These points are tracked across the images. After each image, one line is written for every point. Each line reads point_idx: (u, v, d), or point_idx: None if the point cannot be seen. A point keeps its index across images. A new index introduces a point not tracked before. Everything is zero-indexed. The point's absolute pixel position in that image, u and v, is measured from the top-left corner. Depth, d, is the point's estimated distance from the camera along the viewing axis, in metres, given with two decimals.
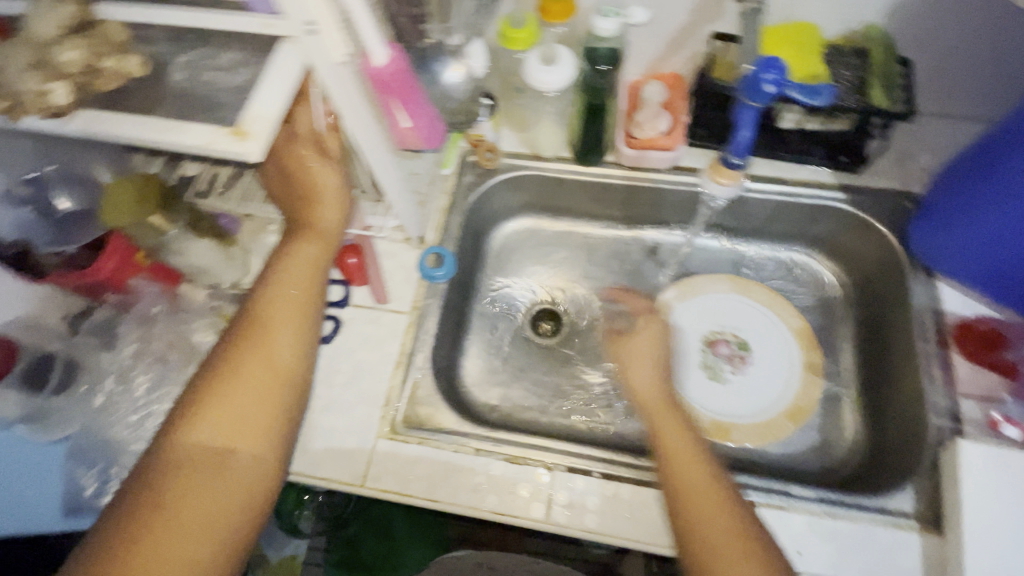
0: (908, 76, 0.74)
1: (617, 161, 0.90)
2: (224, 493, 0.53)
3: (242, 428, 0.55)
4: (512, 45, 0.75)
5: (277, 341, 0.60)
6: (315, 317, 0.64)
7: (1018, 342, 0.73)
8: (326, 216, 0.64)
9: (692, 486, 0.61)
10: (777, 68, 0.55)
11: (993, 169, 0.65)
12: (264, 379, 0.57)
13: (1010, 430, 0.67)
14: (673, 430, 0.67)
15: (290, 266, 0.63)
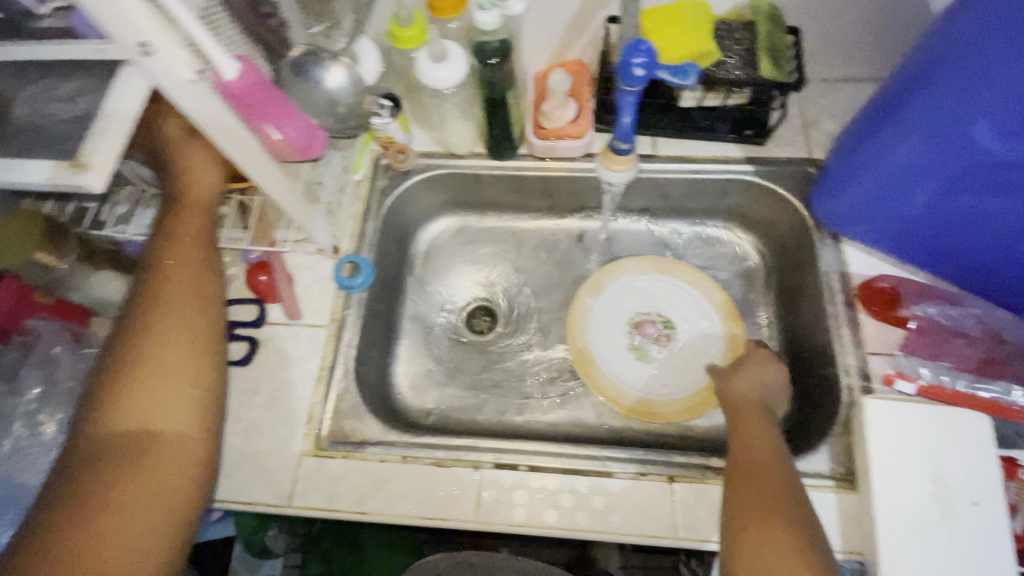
0: (799, 52, 0.75)
1: (530, 153, 0.90)
2: (166, 478, 0.57)
3: (171, 413, 0.59)
4: (402, 44, 0.74)
5: (184, 309, 0.63)
6: (217, 280, 0.68)
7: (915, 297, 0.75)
8: (203, 180, 0.69)
9: (756, 475, 0.61)
10: (643, 51, 0.55)
11: (879, 132, 0.65)
12: (181, 350, 0.61)
13: (902, 385, 0.69)
14: (753, 429, 0.67)
15: (181, 236, 0.67)
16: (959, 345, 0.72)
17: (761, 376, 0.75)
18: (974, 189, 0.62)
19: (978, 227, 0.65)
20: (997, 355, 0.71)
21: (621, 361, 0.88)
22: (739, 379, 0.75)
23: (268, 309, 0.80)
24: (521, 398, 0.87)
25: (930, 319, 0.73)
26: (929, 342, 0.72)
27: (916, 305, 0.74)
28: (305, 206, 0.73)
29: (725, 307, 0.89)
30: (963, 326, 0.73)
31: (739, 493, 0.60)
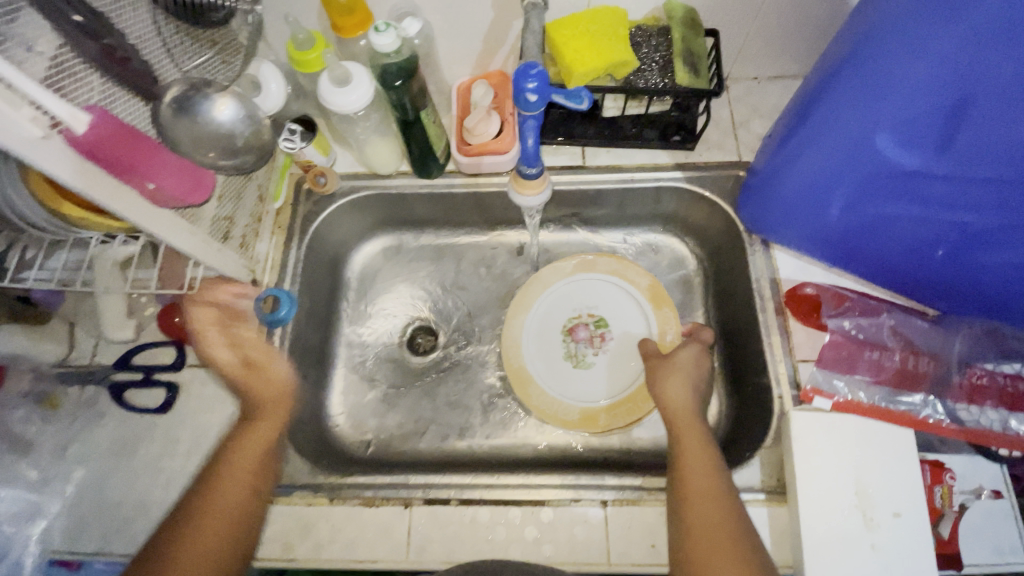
0: (718, 57, 0.75)
1: (458, 169, 0.87)
2: (219, 544, 0.57)
3: (218, 534, 0.57)
4: (307, 68, 0.70)
5: (240, 475, 0.62)
6: (272, 468, 0.66)
7: (844, 307, 0.73)
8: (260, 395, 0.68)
9: (699, 490, 0.59)
10: (535, 75, 0.53)
11: (789, 140, 0.63)
12: (232, 513, 0.59)
13: (820, 401, 0.67)
14: (693, 439, 0.64)
15: (240, 452, 0.64)
16: (872, 357, 0.69)
17: (684, 371, 0.72)
18: (881, 198, 0.60)
19: (890, 235, 0.64)
20: (912, 368, 0.68)
21: (561, 371, 0.86)
22: (667, 381, 0.71)
23: (187, 350, 0.77)
24: (461, 422, 0.84)
25: (842, 333, 0.71)
26: (843, 354, 0.70)
27: (830, 318, 0.72)
28: (213, 245, 0.70)
29: (652, 292, 0.87)
30: (878, 339, 0.71)
31: (690, 512, 0.57)
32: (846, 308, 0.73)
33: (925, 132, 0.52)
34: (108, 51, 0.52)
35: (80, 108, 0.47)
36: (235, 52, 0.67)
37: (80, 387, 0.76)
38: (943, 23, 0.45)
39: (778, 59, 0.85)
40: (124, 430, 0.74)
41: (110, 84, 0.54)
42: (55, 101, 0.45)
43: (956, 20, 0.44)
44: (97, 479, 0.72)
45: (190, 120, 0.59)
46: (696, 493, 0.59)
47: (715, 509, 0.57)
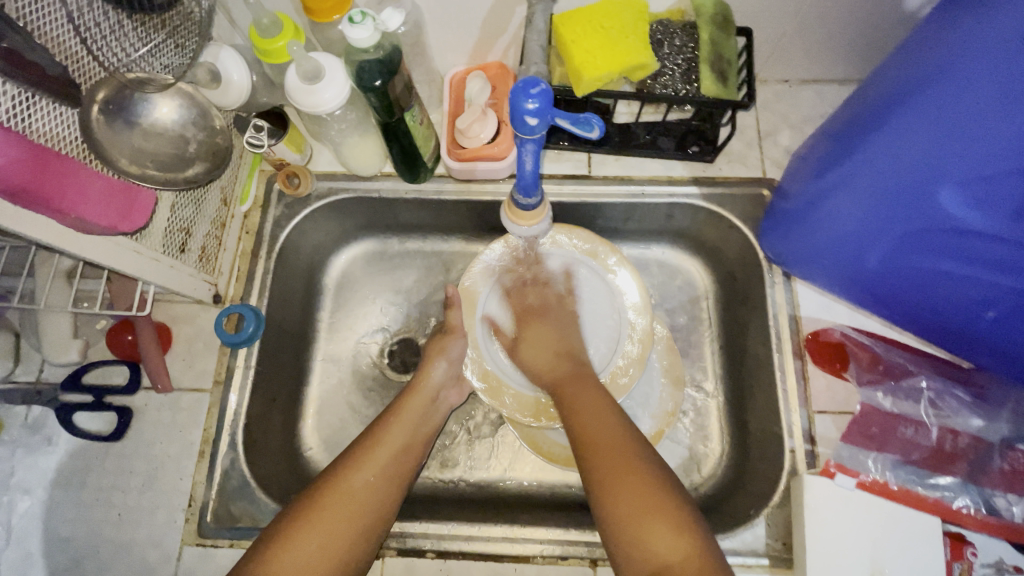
0: (750, 63, 0.65)
1: (449, 174, 0.77)
2: (378, 488, 0.60)
3: (380, 478, 0.61)
4: (271, 60, 0.60)
5: (397, 432, 0.65)
6: (427, 432, 0.68)
7: (867, 364, 0.66)
8: (432, 376, 0.71)
9: (593, 431, 0.60)
10: (537, 93, 0.44)
11: (827, 173, 0.55)
12: (392, 461, 0.63)
13: (843, 479, 0.59)
14: (579, 389, 0.66)
15: (405, 413, 0.67)
16: (906, 435, 0.62)
17: (545, 332, 0.74)
18: (929, 253, 0.53)
19: (933, 290, 0.57)
20: (949, 448, 0.61)
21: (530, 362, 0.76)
22: (524, 342, 0.74)
23: (143, 371, 0.70)
24: (444, 451, 0.76)
25: (874, 407, 0.64)
26: (873, 432, 0.63)
27: (861, 384, 0.65)
28: (163, 262, 0.61)
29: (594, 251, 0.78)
30: (911, 410, 0.64)
31: (592, 444, 0.59)
32: (869, 365, 0.66)
33: (998, 193, 0.44)
34: (10, 54, 0.42)
35: None
36: (191, 31, 0.54)
37: (26, 407, 0.68)
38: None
39: (813, 60, 0.74)
40: (73, 458, 0.67)
41: (24, 90, 0.44)
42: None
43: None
44: (43, 512, 0.65)
45: (127, 124, 0.53)
46: (592, 439, 0.60)
47: (613, 445, 0.58)
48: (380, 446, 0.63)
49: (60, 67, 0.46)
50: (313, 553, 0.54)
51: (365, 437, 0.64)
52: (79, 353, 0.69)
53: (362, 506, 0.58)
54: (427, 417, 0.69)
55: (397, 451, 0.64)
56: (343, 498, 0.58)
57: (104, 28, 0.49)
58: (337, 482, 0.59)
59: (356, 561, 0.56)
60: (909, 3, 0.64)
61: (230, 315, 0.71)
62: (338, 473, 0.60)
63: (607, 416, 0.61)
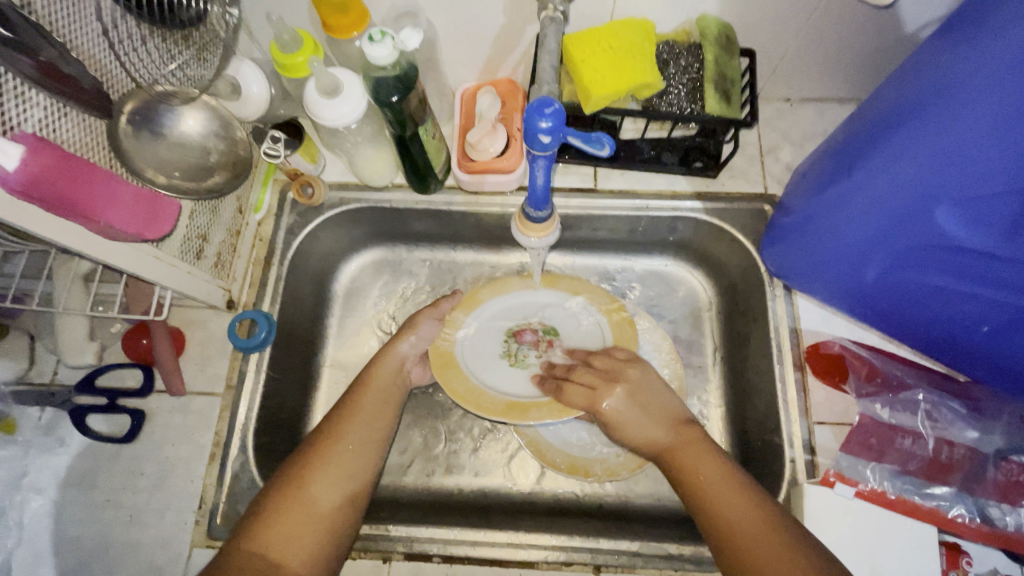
0: (752, 83, 0.68)
1: (458, 185, 0.79)
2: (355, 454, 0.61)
3: (357, 445, 0.62)
4: (290, 74, 0.62)
5: (365, 401, 0.66)
6: (395, 401, 0.69)
7: (865, 377, 0.68)
8: (398, 348, 0.72)
9: (733, 520, 0.53)
10: (550, 112, 0.46)
11: (828, 190, 0.57)
12: (366, 429, 0.64)
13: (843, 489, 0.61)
14: (696, 455, 0.59)
15: (371, 384, 0.68)
16: (903, 445, 0.64)
17: (649, 393, 0.66)
18: (925, 268, 0.55)
19: (928, 304, 0.59)
20: (945, 458, 0.63)
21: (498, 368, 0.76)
22: (612, 415, 0.64)
23: (156, 374, 0.72)
24: (449, 457, 0.77)
25: (872, 417, 0.65)
26: (871, 442, 0.64)
27: (859, 396, 0.66)
28: (181, 267, 0.63)
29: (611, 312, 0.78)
30: (908, 422, 0.65)
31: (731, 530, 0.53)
32: (867, 378, 0.68)
33: (992, 213, 0.46)
34: (46, 66, 0.44)
35: (11, 143, 0.42)
36: (215, 48, 0.56)
37: (39, 408, 0.69)
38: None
39: (814, 80, 0.77)
40: (86, 459, 0.68)
41: (55, 100, 0.46)
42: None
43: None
44: (55, 512, 0.66)
45: (152, 135, 0.55)
46: (732, 530, 0.53)
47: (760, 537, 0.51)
48: (354, 414, 0.65)
49: (91, 79, 0.48)
50: (297, 522, 0.55)
51: (337, 409, 0.66)
52: (94, 355, 0.71)
53: (342, 471, 0.60)
54: (394, 388, 0.70)
55: (370, 418, 0.65)
56: (323, 472, 0.59)
57: (131, 41, 0.51)
58: (315, 453, 0.60)
59: (341, 532, 0.57)
60: (906, 28, 0.66)
61: (243, 321, 0.73)
62: (315, 448, 0.61)
63: (741, 489, 0.55)
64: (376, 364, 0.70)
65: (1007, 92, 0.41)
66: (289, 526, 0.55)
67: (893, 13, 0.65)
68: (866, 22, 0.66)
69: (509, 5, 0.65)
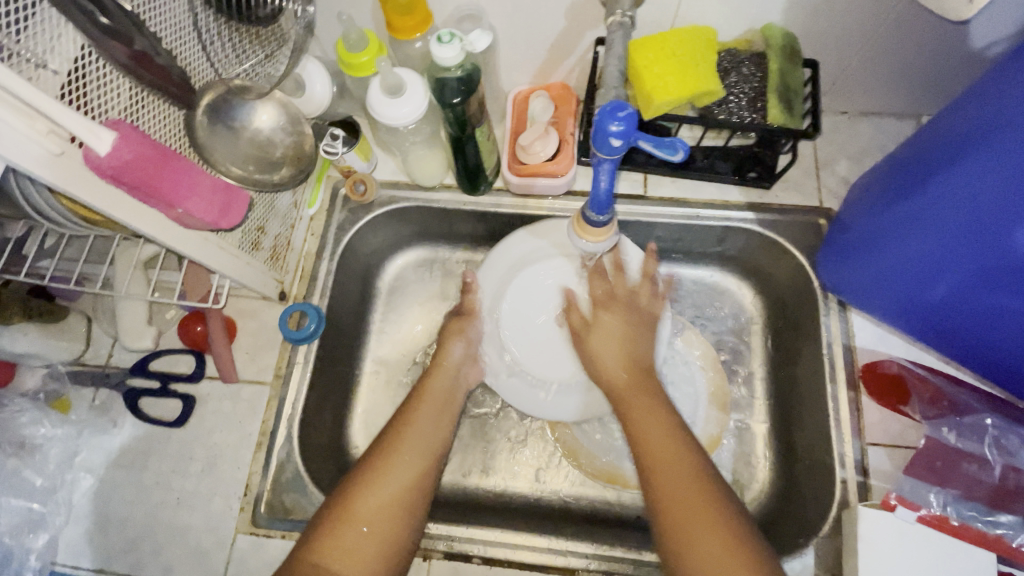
0: (816, 93, 0.66)
1: (507, 188, 0.79)
2: (416, 467, 0.61)
3: (417, 460, 0.62)
4: (354, 72, 0.63)
5: (423, 415, 0.66)
6: (451, 410, 0.69)
7: (926, 402, 0.65)
8: (450, 352, 0.72)
9: (654, 449, 0.56)
10: (621, 115, 0.45)
11: (896, 207, 0.55)
12: (425, 445, 0.64)
13: (903, 512, 0.58)
14: (642, 403, 0.61)
15: (429, 398, 0.68)
16: (969, 471, 0.61)
17: (612, 323, 0.68)
18: (995, 289, 0.53)
19: (995, 328, 0.57)
20: (1013, 485, 0.59)
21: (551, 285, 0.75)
22: (587, 343, 0.69)
23: (207, 360, 0.73)
24: (487, 458, 0.77)
25: (938, 441, 0.62)
26: (936, 466, 0.61)
27: (925, 419, 0.64)
28: (241, 258, 0.65)
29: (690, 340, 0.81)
30: (975, 447, 0.61)
31: (658, 483, 0.54)
32: (927, 404, 0.65)
33: None
34: (139, 56, 0.47)
35: (104, 128, 0.43)
36: (283, 45, 0.57)
37: (94, 390, 0.72)
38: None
39: (874, 93, 0.75)
40: (137, 441, 0.70)
41: (140, 88, 0.49)
42: (73, 117, 0.41)
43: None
44: (108, 490, 0.68)
45: (226, 128, 0.56)
46: (654, 462, 0.55)
47: (690, 487, 0.53)
48: (410, 426, 0.64)
49: (179, 70, 0.50)
50: (361, 538, 0.55)
51: (396, 417, 0.66)
52: (151, 340, 0.73)
53: (400, 485, 0.59)
54: (450, 399, 0.70)
55: (427, 432, 0.65)
56: (383, 486, 0.59)
57: (213, 36, 0.53)
58: (379, 465, 0.60)
59: (404, 546, 0.57)
60: (976, 43, 0.65)
61: (292, 313, 0.74)
62: (379, 455, 0.61)
63: (682, 449, 0.56)
64: (431, 376, 0.70)
65: None
66: (354, 537, 0.55)
67: (964, 29, 0.63)
68: (936, 36, 0.64)
69: (572, 10, 0.65)
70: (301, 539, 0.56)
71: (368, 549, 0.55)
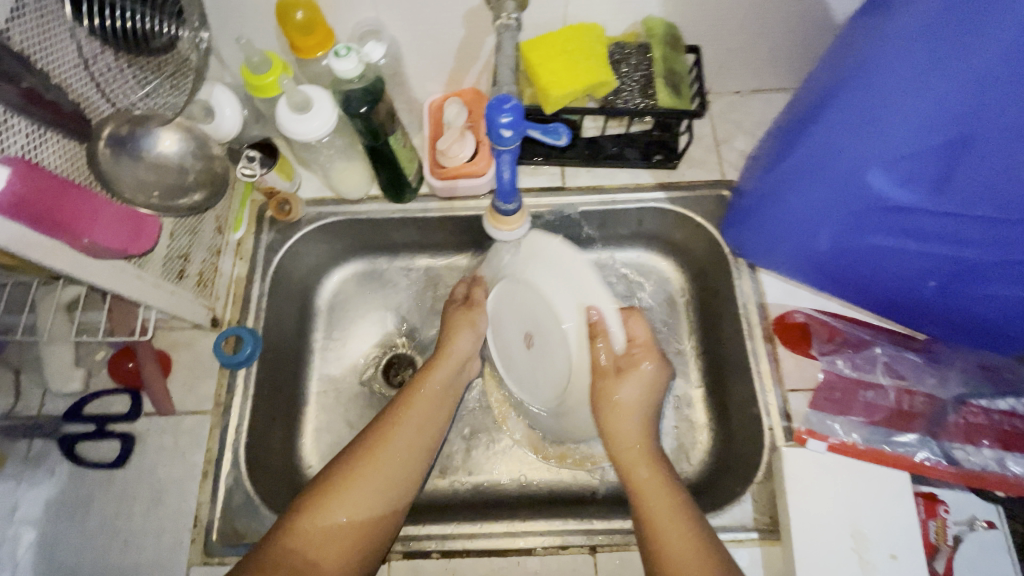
0: (699, 76, 0.72)
1: (433, 193, 0.81)
2: (402, 467, 0.64)
3: (406, 458, 0.65)
4: (263, 93, 0.65)
5: (419, 409, 0.68)
6: (447, 407, 0.72)
7: (832, 342, 0.71)
8: (460, 342, 0.75)
9: (648, 493, 0.60)
10: (509, 109, 0.49)
11: (775, 170, 0.60)
12: (416, 444, 0.66)
13: (815, 443, 0.64)
14: (636, 452, 0.64)
15: (426, 394, 0.70)
16: (867, 398, 0.68)
17: (634, 396, 0.65)
18: (872, 231, 0.58)
19: (880, 266, 0.63)
20: (907, 408, 0.67)
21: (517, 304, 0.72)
22: (619, 398, 0.65)
23: (144, 396, 0.72)
24: (443, 458, 0.78)
25: (836, 373, 0.69)
26: (837, 396, 0.68)
27: (823, 356, 0.70)
28: (165, 287, 0.65)
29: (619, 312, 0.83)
30: (870, 376, 0.69)
31: (642, 516, 0.59)
32: (832, 343, 0.71)
33: (919, 170, 0.50)
34: (28, 92, 0.47)
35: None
36: (186, 73, 0.59)
37: (27, 441, 0.69)
38: (953, 71, 0.43)
39: (759, 72, 0.82)
40: (77, 487, 0.68)
41: (35, 126, 0.49)
42: None
43: (971, 53, 0.41)
44: (49, 542, 0.66)
45: (132, 158, 0.57)
46: (645, 504, 0.60)
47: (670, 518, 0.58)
48: (406, 419, 0.67)
49: (71, 104, 0.51)
50: (338, 530, 0.58)
51: (389, 409, 0.68)
52: (82, 382, 0.71)
53: (388, 478, 0.62)
54: (446, 394, 0.72)
55: (420, 426, 0.67)
56: (371, 480, 0.61)
57: (107, 72, 0.54)
58: (366, 461, 0.62)
59: (377, 541, 0.60)
60: (834, 19, 0.72)
61: (228, 338, 0.74)
62: (366, 449, 0.63)
63: (662, 480, 0.61)
64: (437, 364, 0.73)
65: (936, 57, 0.43)
66: (334, 528, 0.58)
67: (822, 5, 0.70)
68: (799, 15, 0.71)
69: (467, 17, 0.69)
70: (276, 524, 0.58)
71: (347, 534, 0.58)
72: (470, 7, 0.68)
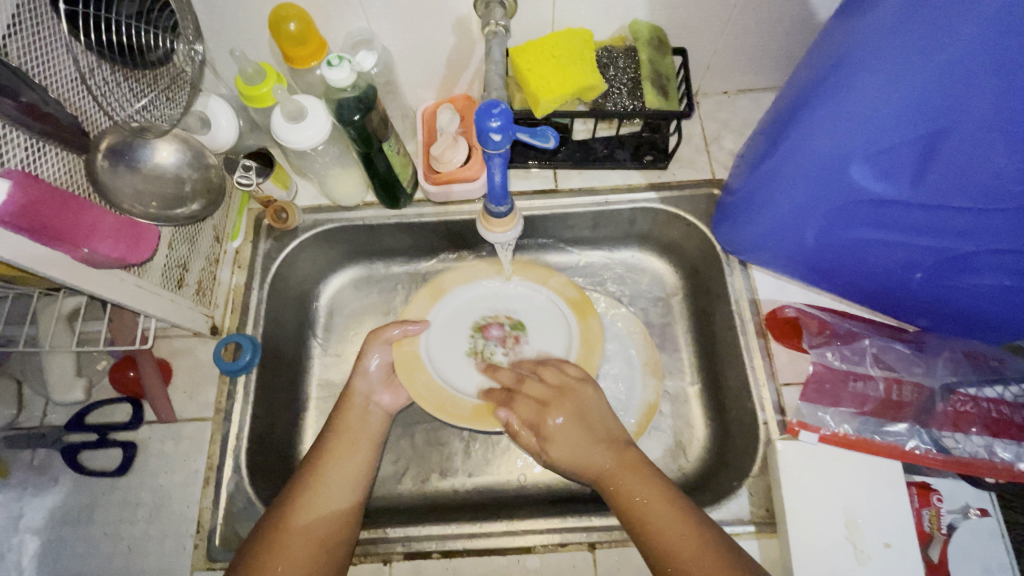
0: (686, 78, 0.74)
1: (427, 198, 0.82)
2: (330, 508, 0.63)
3: (332, 500, 0.63)
4: (258, 104, 0.66)
5: (338, 451, 0.67)
6: (371, 443, 0.70)
7: (823, 335, 0.72)
8: (357, 382, 0.73)
9: (653, 509, 0.58)
10: (498, 113, 0.50)
11: (760, 166, 0.61)
12: (339, 485, 0.65)
13: (807, 435, 0.65)
14: (626, 471, 0.61)
15: (340, 436, 0.68)
16: (856, 388, 0.69)
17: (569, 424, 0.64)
18: (856, 224, 0.60)
19: (865, 258, 0.64)
20: (896, 397, 0.68)
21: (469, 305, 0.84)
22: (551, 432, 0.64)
23: (144, 405, 0.73)
24: (443, 460, 0.79)
25: (826, 365, 0.70)
26: (827, 387, 0.69)
27: (814, 348, 0.71)
28: (164, 295, 0.66)
29: (580, 304, 0.81)
30: (860, 367, 0.70)
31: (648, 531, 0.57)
32: (823, 336, 0.72)
33: (897, 162, 0.51)
34: (29, 107, 0.48)
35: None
36: (181, 86, 0.62)
37: (31, 451, 0.70)
38: (922, 64, 0.44)
39: (744, 73, 0.84)
40: (80, 495, 0.69)
41: (34, 139, 0.50)
42: None
43: (943, 47, 0.42)
44: (53, 550, 0.66)
45: (130, 169, 0.59)
46: (649, 518, 0.58)
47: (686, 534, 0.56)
48: (326, 466, 0.65)
49: (71, 117, 0.52)
50: None
51: (307, 457, 0.67)
52: (83, 391, 0.72)
53: (316, 522, 0.61)
54: (364, 430, 0.70)
55: (343, 468, 0.66)
56: (295, 528, 0.60)
57: (105, 84, 0.55)
58: (285, 512, 0.61)
59: None
60: (816, 20, 0.73)
61: (227, 346, 0.75)
62: (288, 497, 0.63)
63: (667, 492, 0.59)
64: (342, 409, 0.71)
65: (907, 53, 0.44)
66: None
67: (804, 6, 0.71)
68: (782, 16, 0.73)
69: (457, 26, 0.70)
70: None
71: None
72: (460, 15, 0.69)
